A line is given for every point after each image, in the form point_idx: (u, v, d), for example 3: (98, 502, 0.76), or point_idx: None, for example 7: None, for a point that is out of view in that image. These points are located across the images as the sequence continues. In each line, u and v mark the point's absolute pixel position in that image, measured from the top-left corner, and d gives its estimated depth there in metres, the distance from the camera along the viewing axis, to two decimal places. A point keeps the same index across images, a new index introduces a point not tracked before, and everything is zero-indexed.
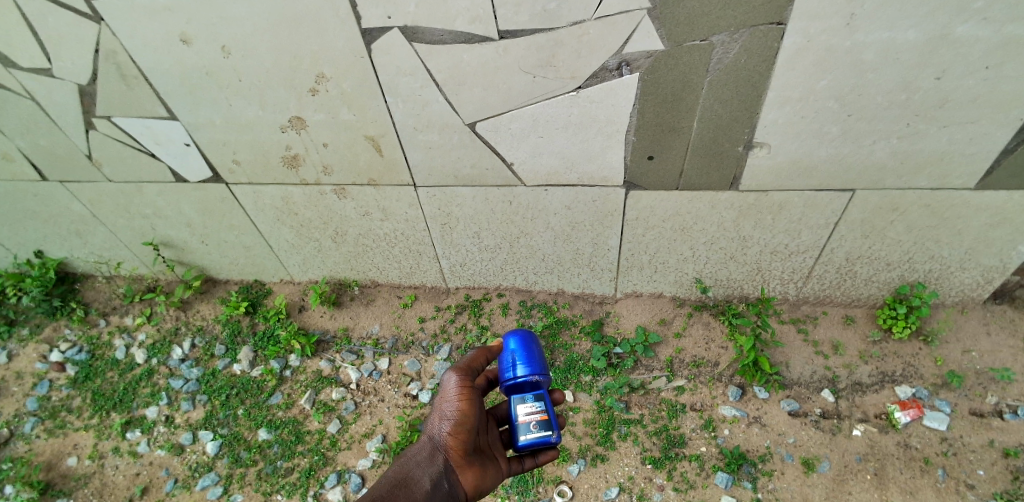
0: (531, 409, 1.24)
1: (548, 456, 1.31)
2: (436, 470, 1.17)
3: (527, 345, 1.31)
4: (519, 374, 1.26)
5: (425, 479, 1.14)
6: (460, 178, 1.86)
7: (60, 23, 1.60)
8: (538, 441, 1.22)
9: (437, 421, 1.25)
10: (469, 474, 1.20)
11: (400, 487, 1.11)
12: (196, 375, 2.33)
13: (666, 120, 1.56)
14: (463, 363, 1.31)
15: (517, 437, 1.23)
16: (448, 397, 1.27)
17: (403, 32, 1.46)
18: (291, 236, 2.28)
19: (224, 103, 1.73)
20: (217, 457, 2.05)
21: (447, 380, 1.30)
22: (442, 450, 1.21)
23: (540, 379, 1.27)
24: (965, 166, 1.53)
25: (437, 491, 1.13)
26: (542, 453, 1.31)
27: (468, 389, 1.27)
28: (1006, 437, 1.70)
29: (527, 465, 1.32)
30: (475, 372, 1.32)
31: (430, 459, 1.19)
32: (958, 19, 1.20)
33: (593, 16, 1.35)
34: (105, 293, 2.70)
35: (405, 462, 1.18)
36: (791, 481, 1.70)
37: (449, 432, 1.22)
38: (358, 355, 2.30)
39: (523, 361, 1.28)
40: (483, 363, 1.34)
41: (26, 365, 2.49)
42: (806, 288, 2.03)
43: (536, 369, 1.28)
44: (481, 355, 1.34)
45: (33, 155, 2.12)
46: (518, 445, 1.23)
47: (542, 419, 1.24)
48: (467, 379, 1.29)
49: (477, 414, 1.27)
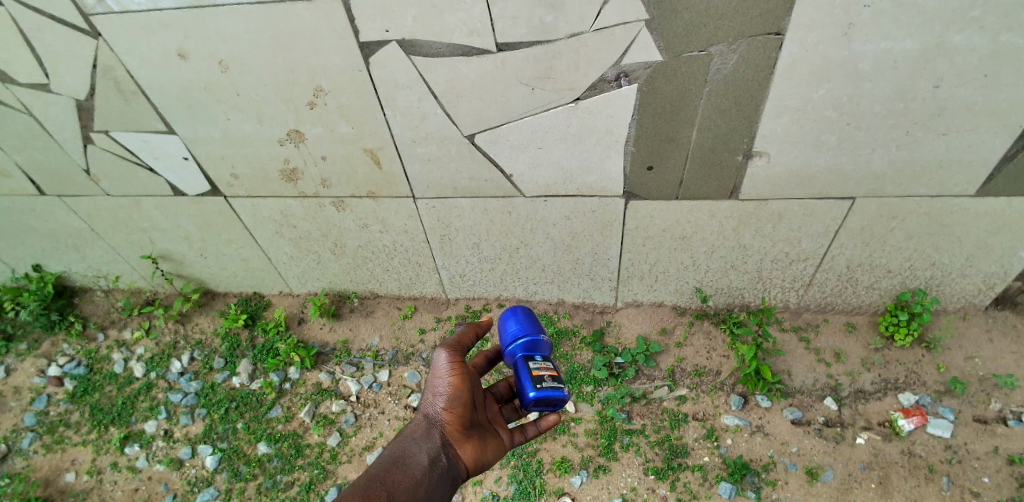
0: (542, 365, 1.22)
1: (549, 422, 1.29)
2: (434, 446, 1.16)
3: (528, 313, 1.34)
4: (527, 334, 1.26)
5: (423, 455, 1.13)
6: (459, 189, 1.85)
7: (57, 40, 1.60)
8: (551, 393, 1.17)
9: (431, 399, 1.24)
10: (468, 448, 1.20)
11: (397, 465, 1.10)
12: (195, 389, 2.32)
13: (664, 130, 1.56)
14: (453, 339, 1.30)
15: (528, 389, 1.17)
16: (440, 374, 1.25)
17: (400, 46, 1.45)
18: (291, 248, 2.27)
19: (222, 116, 1.73)
20: (216, 471, 2.03)
21: (437, 358, 1.28)
22: (438, 426, 1.20)
23: (544, 339, 1.29)
24: (965, 173, 1.52)
25: (436, 466, 1.12)
26: (543, 417, 1.29)
27: (460, 364, 1.26)
28: (1010, 444, 1.69)
29: (530, 434, 1.31)
30: (466, 347, 1.31)
31: (427, 436, 1.18)
32: (952, 30, 1.21)
33: (591, 28, 1.35)
34: (103, 307, 2.69)
35: (400, 440, 1.17)
36: (796, 491, 1.68)
37: (445, 408, 1.21)
38: (358, 367, 2.29)
39: (529, 324, 1.30)
40: (473, 339, 1.33)
41: (24, 380, 2.47)
42: (807, 296, 2.03)
43: (540, 331, 1.30)
44: (472, 330, 1.33)
45: (31, 170, 2.12)
46: (531, 397, 1.15)
47: (553, 374, 1.22)
48: (458, 355, 1.27)
49: (470, 389, 1.26)
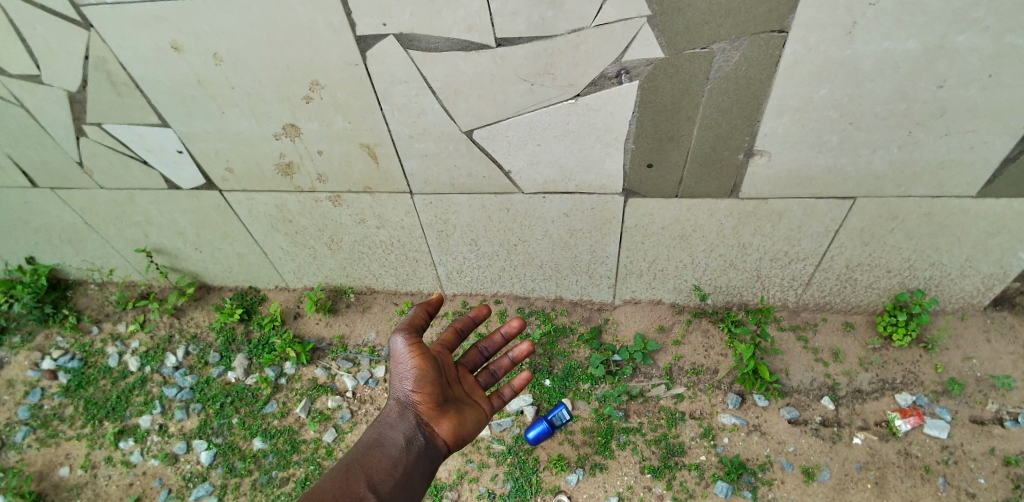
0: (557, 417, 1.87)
1: (521, 380, 1.39)
2: (410, 426, 1.20)
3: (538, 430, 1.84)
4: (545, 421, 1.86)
5: (399, 437, 1.17)
6: (456, 186, 1.83)
7: (48, 32, 1.57)
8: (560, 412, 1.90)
9: (399, 383, 1.26)
10: (445, 424, 1.24)
11: (374, 448, 1.14)
12: (190, 384, 2.30)
13: (665, 128, 1.54)
14: (405, 322, 1.29)
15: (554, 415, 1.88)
16: (400, 359, 1.26)
17: (396, 40, 1.43)
18: (286, 243, 2.25)
19: (217, 112, 1.71)
20: (211, 467, 2.02)
21: (395, 344, 1.28)
22: (412, 408, 1.23)
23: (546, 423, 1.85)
24: (966, 174, 1.51)
25: (413, 446, 1.17)
26: (516, 377, 1.39)
27: (419, 346, 1.27)
28: (1006, 445, 1.69)
29: (506, 396, 1.40)
30: (421, 328, 1.31)
31: (402, 418, 1.22)
32: (956, 29, 1.19)
33: (592, 24, 1.33)
34: (97, 301, 2.68)
35: (376, 425, 1.21)
36: (792, 490, 1.69)
37: (414, 390, 1.24)
38: (354, 363, 2.28)
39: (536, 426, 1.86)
40: (426, 319, 1.32)
41: (18, 374, 2.45)
42: (805, 295, 2.02)
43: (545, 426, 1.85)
44: (423, 310, 1.31)
45: (24, 163, 2.09)
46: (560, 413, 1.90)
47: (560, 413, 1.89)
48: (414, 337, 1.28)
49: (436, 368, 1.28)
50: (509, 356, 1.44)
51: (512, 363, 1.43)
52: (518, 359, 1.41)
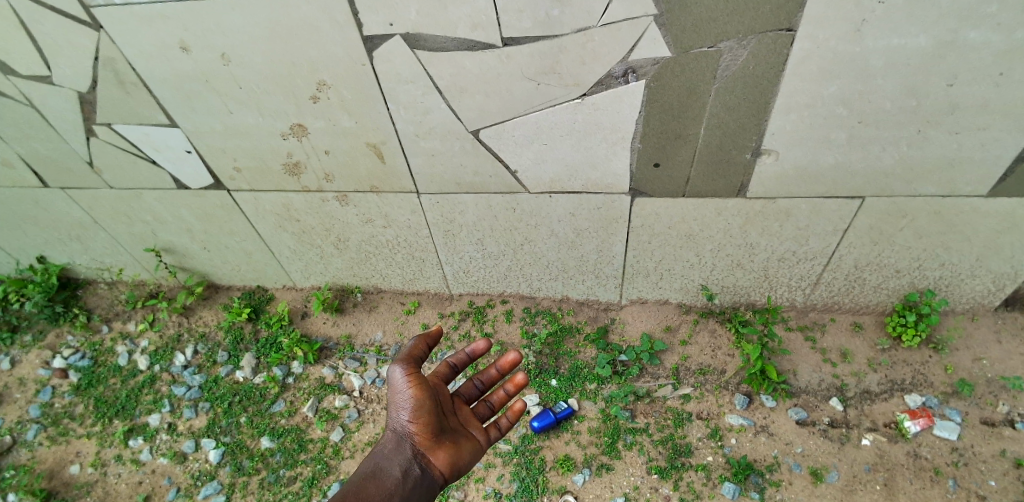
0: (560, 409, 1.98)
1: (515, 412, 1.36)
2: (406, 458, 1.22)
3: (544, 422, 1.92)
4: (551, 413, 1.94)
5: (395, 468, 1.19)
6: (462, 184, 1.84)
7: (56, 31, 1.58)
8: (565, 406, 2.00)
9: (397, 414, 1.29)
10: (441, 454, 1.25)
11: (372, 479, 1.15)
12: (198, 383, 2.32)
13: (672, 127, 1.54)
14: (404, 353, 1.32)
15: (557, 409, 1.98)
16: (398, 389, 1.29)
17: (404, 39, 1.43)
18: (293, 242, 2.26)
19: (224, 110, 1.72)
20: (219, 465, 2.04)
21: (393, 375, 1.31)
22: (409, 438, 1.26)
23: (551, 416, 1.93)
24: (977, 173, 1.50)
25: (409, 476, 1.18)
26: (510, 411, 1.36)
27: (417, 376, 1.30)
28: (1017, 447, 1.68)
29: (502, 428, 1.38)
30: (420, 359, 1.34)
31: (399, 450, 1.24)
32: (967, 25, 1.18)
33: (599, 23, 1.33)
34: (107, 299, 2.70)
35: (373, 457, 1.23)
36: (800, 491, 1.67)
37: (411, 420, 1.26)
38: (361, 362, 2.29)
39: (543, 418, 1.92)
40: (425, 350, 1.35)
41: (29, 372, 2.48)
42: (814, 295, 2.01)
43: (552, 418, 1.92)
44: (422, 342, 1.34)
45: (33, 161, 2.12)
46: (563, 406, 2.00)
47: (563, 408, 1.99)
48: (413, 367, 1.30)
49: (433, 398, 1.31)
50: (504, 388, 1.41)
51: (508, 395, 1.41)
52: (513, 393, 1.38)
